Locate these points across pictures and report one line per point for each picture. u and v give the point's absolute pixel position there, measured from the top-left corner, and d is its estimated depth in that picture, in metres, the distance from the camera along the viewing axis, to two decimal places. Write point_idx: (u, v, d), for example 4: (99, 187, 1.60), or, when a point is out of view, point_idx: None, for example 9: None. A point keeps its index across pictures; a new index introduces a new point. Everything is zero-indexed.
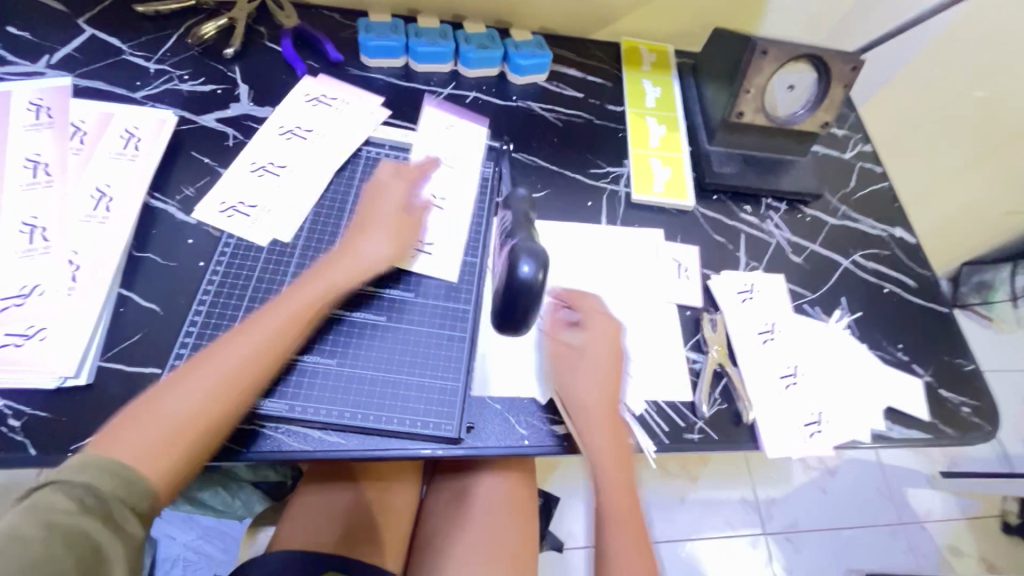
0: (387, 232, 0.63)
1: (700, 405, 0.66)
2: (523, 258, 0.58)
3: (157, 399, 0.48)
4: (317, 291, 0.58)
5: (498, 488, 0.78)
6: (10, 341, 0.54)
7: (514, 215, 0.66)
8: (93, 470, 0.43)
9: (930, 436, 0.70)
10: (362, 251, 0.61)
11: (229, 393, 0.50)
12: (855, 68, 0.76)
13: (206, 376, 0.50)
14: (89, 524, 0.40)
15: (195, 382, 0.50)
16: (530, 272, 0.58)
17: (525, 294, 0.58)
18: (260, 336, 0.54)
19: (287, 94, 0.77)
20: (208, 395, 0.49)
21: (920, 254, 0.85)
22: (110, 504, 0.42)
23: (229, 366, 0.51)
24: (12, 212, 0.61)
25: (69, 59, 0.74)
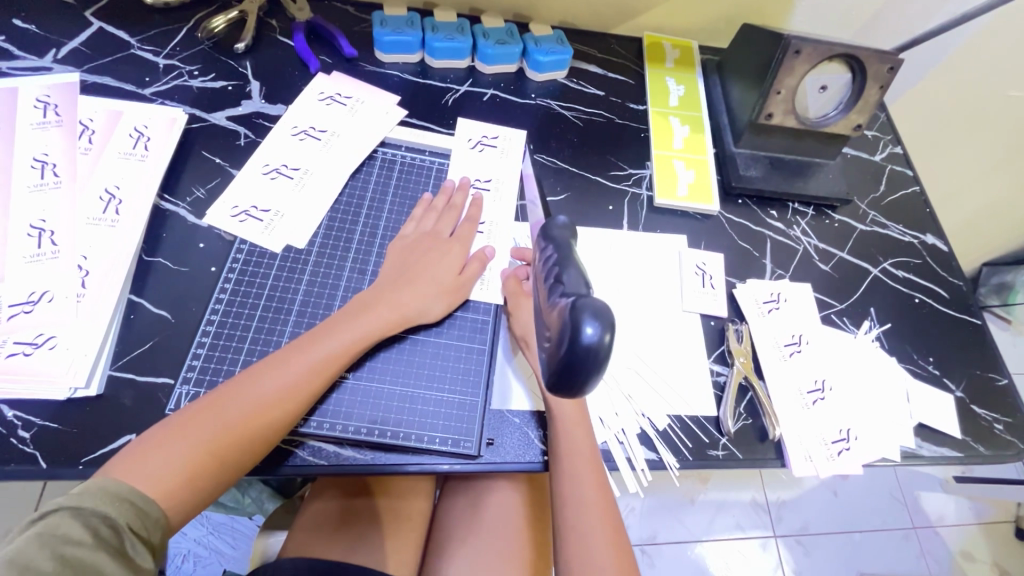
0: (443, 286, 0.62)
1: (725, 420, 0.64)
2: (584, 314, 0.35)
3: (212, 408, 0.49)
4: (380, 314, 0.57)
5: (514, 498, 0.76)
6: (19, 350, 0.53)
7: (559, 249, 0.42)
8: (113, 494, 0.43)
9: (961, 453, 0.68)
10: (415, 298, 0.60)
11: (278, 414, 0.51)
12: (893, 69, 0.72)
13: (246, 400, 0.50)
14: (102, 560, 0.40)
15: (247, 396, 0.50)
16: (597, 335, 0.35)
17: (590, 372, 0.36)
18: (316, 355, 0.54)
19: (300, 92, 0.75)
20: (259, 411, 0.50)
21: (952, 262, 0.82)
22: (125, 538, 0.42)
23: (283, 383, 0.52)
24: (20, 214, 0.59)
25: (76, 53, 0.72)
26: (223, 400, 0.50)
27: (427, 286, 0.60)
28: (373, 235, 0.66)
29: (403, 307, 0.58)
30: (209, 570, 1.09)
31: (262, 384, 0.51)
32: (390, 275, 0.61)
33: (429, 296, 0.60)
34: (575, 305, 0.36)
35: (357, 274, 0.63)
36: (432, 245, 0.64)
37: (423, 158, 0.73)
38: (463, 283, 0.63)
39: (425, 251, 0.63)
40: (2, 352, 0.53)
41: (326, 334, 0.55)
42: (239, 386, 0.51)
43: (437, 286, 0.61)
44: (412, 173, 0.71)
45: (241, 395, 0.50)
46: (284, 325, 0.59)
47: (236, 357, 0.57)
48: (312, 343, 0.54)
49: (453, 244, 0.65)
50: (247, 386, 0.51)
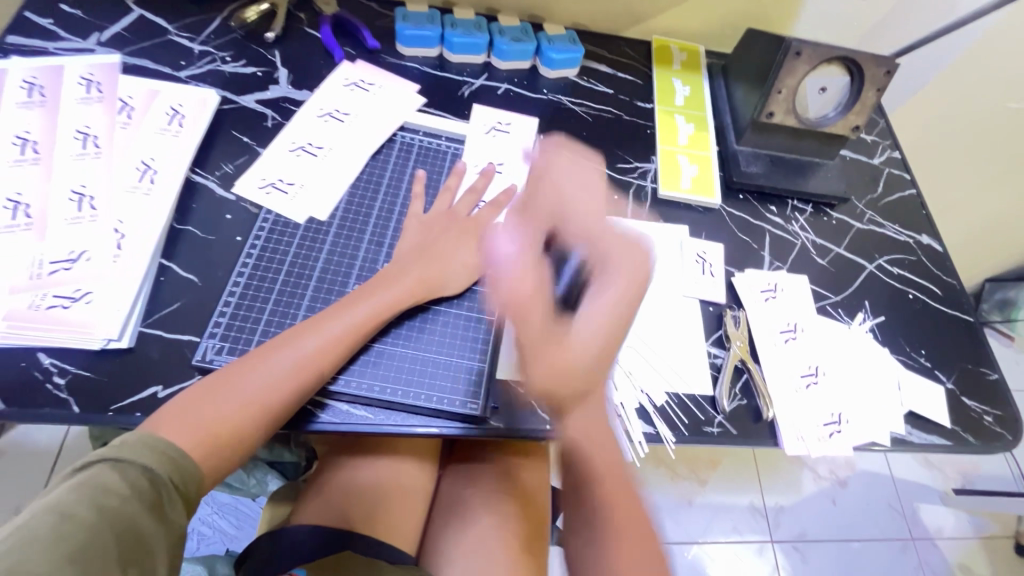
0: (467, 261, 0.66)
1: (720, 399, 0.66)
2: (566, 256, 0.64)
3: (241, 372, 0.53)
4: (400, 288, 0.60)
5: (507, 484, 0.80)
6: (58, 303, 0.57)
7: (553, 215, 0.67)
8: (152, 447, 0.46)
9: (951, 442, 0.70)
10: (439, 274, 0.63)
11: (306, 378, 0.54)
12: (889, 73, 0.76)
13: (271, 365, 0.53)
14: (140, 511, 0.43)
15: (278, 361, 0.54)
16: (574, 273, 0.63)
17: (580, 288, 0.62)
18: (339, 326, 0.57)
19: (326, 79, 0.79)
20: (286, 376, 0.53)
21: (947, 262, 0.85)
22: (162, 490, 0.45)
23: (310, 350, 0.55)
24: (63, 181, 0.63)
25: (118, 37, 0.77)
26: (252, 365, 0.53)
27: (444, 262, 0.64)
28: (391, 211, 0.69)
29: (420, 283, 0.62)
30: (212, 549, 1.11)
31: (288, 352, 0.54)
32: (412, 251, 0.64)
33: (453, 271, 0.64)
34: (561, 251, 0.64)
35: (375, 247, 0.66)
36: (452, 226, 0.68)
37: (439, 143, 0.77)
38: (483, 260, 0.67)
39: (445, 230, 0.67)
40: (42, 304, 0.56)
41: (348, 306, 0.58)
42: (267, 354, 0.54)
43: (458, 263, 0.65)
44: (429, 157, 0.75)
45: (268, 363, 0.54)
46: (305, 290, 0.62)
47: (259, 317, 0.60)
48: (337, 314, 0.57)
49: (467, 224, 0.68)
50: (277, 352, 0.54)
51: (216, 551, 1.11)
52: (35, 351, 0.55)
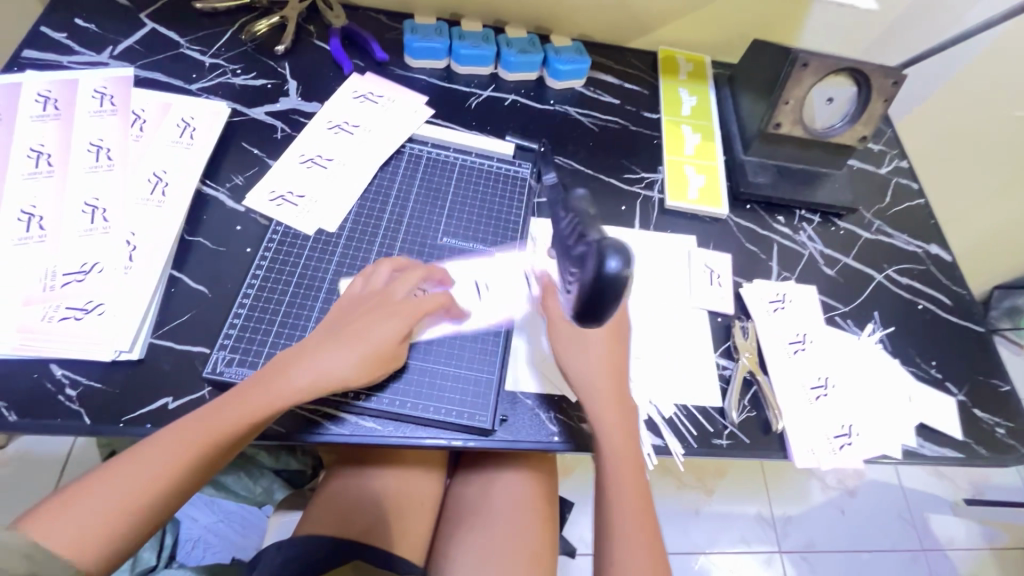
0: (389, 338, 0.57)
1: (729, 411, 0.66)
2: (608, 252, 0.48)
3: (125, 465, 0.50)
4: (297, 380, 0.54)
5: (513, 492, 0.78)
6: (71, 314, 0.57)
7: (579, 215, 0.55)
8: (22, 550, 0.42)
9: (963, 455, 0.69)
10: (345, 357, 0.55)
11: (188, 473, 0.51)
12: (897, 84, 0.76)
13: (161, 455, 0.50)
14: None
15: (162, 454, 0.50)
16: (618, 267, 0.47)
17: (612, 296, 0.48)
18: (224, 420, 0.52)
19: (335, 92, 0.80)
20: (167, 470, 0.50)
21: (956, 272, 0.84)
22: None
23: (188, 448, 0.51)
24: (76, 193, 0.64)
25: (131, 51, 0.78)
26: (135, 456, 0.50)
27: (366, 340, 0.56)
28: (399, 223, 0.70)
29: (324, 371, 0.54)
30: (218, 557, 1.10)
31: (181, 443, 0.51)
32: (333, 330, 0.57)
33: (365, 353, 0.56)
34: (601, 248, 0.48)
35: (384, 259, 0.67)
36: (381, 301, 0.60)
37: (447, 154, 0.77)
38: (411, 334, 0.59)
39: (371, 306, 0.59)
40: (55, 316, 0.57)
41: (240, 398, 0.53)
42: (150, 447, 0.51)
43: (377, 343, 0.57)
44: (437, 168, 0.75)
45: (158, 453, 0.50)
46: (314, 302, 0.63)
47: (269, 328, 0.60)
48: (223, 406, 0.53)
49: (401, 302, 0.60)
50: (161, 446, 0.51)
51: (222, 558, 1.10)
52: (47, 362, 0.56)
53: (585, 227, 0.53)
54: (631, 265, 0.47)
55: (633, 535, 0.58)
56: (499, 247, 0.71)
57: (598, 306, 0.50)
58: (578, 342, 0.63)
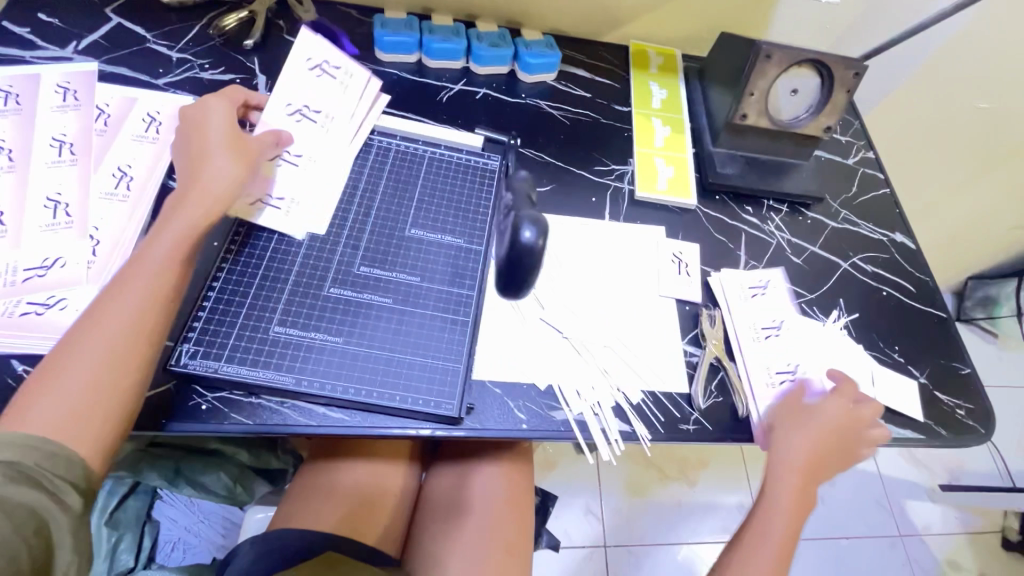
0: (234, 151, 0.61)
1: (696, 397, 0.67)
2: (523, 221, 0.45)
3: (50, 372, 0.47)
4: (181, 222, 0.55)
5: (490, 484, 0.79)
6: (32, 310, 0.57)
7: None
8: (14, 442, 0.43)
9: (924, 437, 0.71)
10: (208, 166, 0.59)
11: (131, 340, 0.50)
12: (859, 74, 0.77)
13: (93, 340, 0.49)
14: (26, 497, 0.41)
15: (85, 345, 0.48)
16: None
17: (528, 264, 0.45)
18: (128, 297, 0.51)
19: (287, 58, 0.71)
20: (105, 355, 0.48)
21: (920, 259, 0.86)
22: (43, 478, 0.43)
23: (112, 328, 0.49)
24: (37, 187, 0.63)
25: (95, 46, 0.77)
26: (60, 360, 0.48)
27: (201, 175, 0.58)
28: (366, 216, 0.70)
29: (215, 176, 0.58)
30: (198, 557, 1.09)
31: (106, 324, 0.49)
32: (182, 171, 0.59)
33: (223, 157, 0.59)
34: (516, 216, 0.46)
35: (350, 249, 0.67)
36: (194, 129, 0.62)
37: (416, 147, 0.77)
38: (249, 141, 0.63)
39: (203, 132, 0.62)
40: (15, 311, 0.56)
41: (129, 278, 0.52)
42: (70, 348, 0.48)
43: (219, 146, 0.60)
44: (406, 161, 0.76)
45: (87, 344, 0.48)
46: (280, 293, 0.63)
47: (234, 321, 0.60)
48: (119, 290, 0.51)
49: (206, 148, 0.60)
50: (79, 342, 0.49)
51: (202, 559, 1.10)
52: (8, 358, 0.55)
53: None
54: None
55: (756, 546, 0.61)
56: (467, 237, 0.71)
57: (516, 278, 0.47)
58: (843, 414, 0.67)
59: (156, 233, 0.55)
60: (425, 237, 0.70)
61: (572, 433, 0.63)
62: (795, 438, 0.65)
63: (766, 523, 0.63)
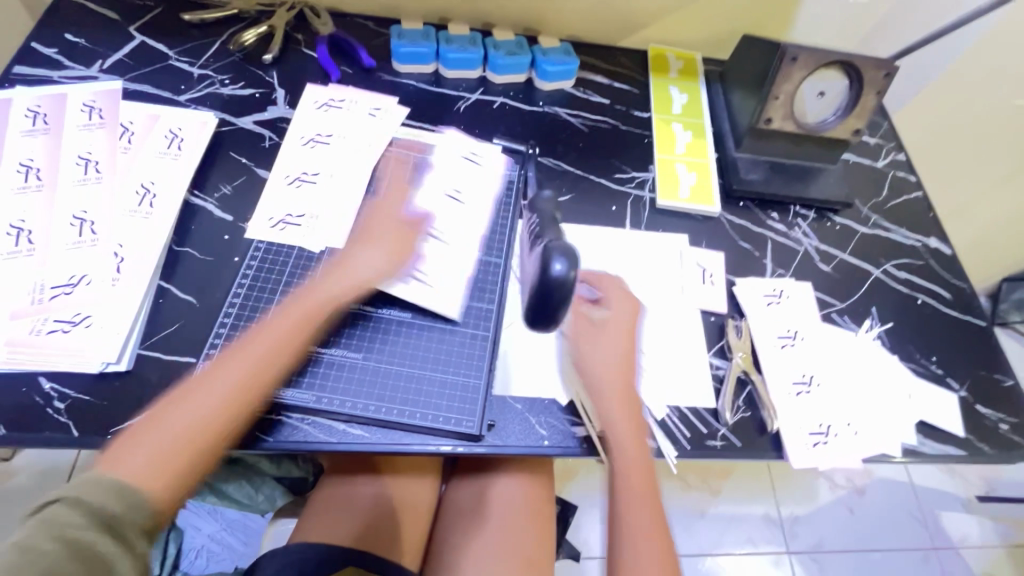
0: (380, 244, 0.65)
1: (723, 412, 0.65)
2: (554, 255, 0.53)
3: (159, 420, 0.50)
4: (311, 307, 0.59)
5: (509, 494, 0.78)
6: (59, 327, 0.57)
7: (541, 216, 0.62)
8: (107, 486, 0.44)
9: (966, 452, 0.68)
10: (352, 266, 0.62)
11: (234, 398, 0.52)
12: (889, 75, 0.75)
13: (205, 392, 0.52)
14: (99, 547, 0.41)
15: (195, 400, 0.51)
16: (563, 270, 0.52)
17: (559, 295, 0.52)
18: (244, 362, 0.54)
19: (297, 103, 0.79)
20: (211, 411, 0.51)
21: (956, 265, 0.83)
22: (121, 527, 0.43)
23: (228, 383, 0.53)
24: (65, 206, 0.64)
25: (120, 64, 0.79)
26: (170, 410, 0.50)
27: (380, 262, 0.63)
28: None
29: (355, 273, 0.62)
30: (221, 566, 1.09)
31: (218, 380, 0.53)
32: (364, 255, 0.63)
33: (373, 255, 0.63)
34: (549, 252, 0.54)
35: None
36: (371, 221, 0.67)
37: (433, 158, 0.77)
38: (403, 236, 0.66)
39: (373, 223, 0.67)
40: (42, 329, 0.57)
41: (256, 341, 0.56)
42: (180, 398, 0.51)
43: (379, 243, 0.65)
44: (424, 173, 0.75)
45: (199, 395, 0.51)
46: None
47: None
48: (238, 354, 0.54)
49: (388, 240, 0.65)
50: (190, 395, 0.51)
51: (224, 568, 1.09)
52: (36, 376, 0.56)
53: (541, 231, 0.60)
54: (575, 268, 0.53)
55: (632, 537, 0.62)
56: (486, 250, 0.71)
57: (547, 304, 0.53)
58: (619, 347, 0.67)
59: (285, 310, 0.59)
60: (439, 247, 0.68)
61: (594, 450, 0.62)
62: (616, 431, 0.62)
63: (630, 515, 0.63)
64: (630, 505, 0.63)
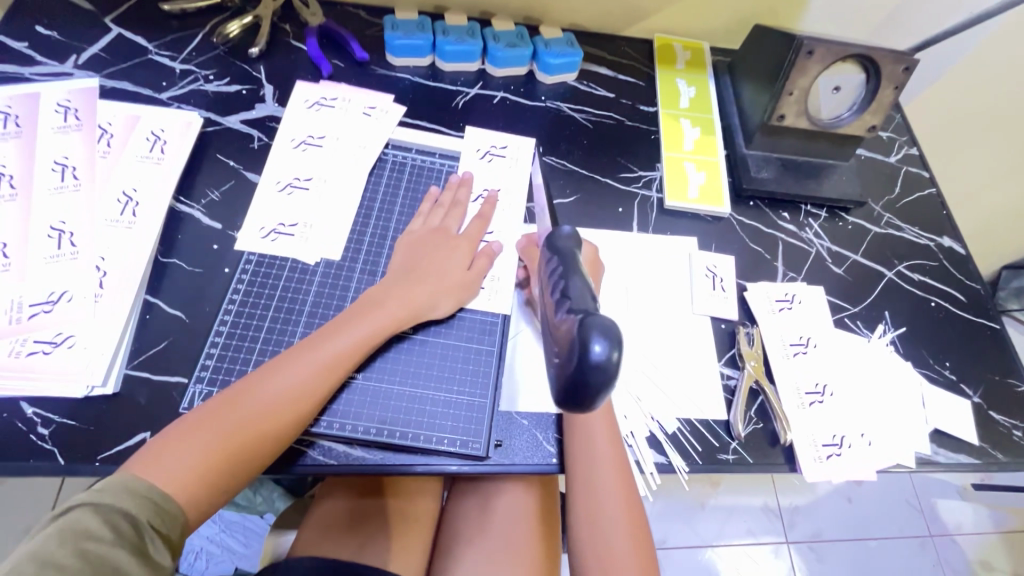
0: (448, 282, 0.62)
1: (735, 424, 0.63)
2: (592, 332, 0.37)
3: (219, 414, 0.49)
4: (370, 324, 0.56)
5: (515, 495, 0.76)
6: (40, 348, 0.54)
7: (563, 261, 0.45)
8: (133, 491, 0.43)
9: (980, 461, 0.67)
10: (419, 297, 0.59)
11: (276, 413, 0.50)
12: (909, 70, 0.71)
13: (247, 402, 0.50)
14: (121, 557, 0.40)
15: (252, 401, 0.50)
16: (605, 352, 0.36)
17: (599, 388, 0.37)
18: (306, 370, 0.53)
19: (287, 101, 0.75)
20: (268, 416, 0.50)
21: (970, 265, 0.81)
22: (145, 535, 0.42)
23: (272, 395, 0.51)
24: (41, 216, 0.60)
25: (96, 59, 0.74)
26: (229, 405, 0.50)
27: (437, 287, 0.61)
28: (382, 238, 0.66)
29: (420, 301, 0.59)
30: (220, 569, 1.08)
31: (260, 391, 0.51)
32: (414, 272, 0.61)
33: (439, 288, 0.61)
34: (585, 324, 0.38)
35: (368, 275, 0.64)
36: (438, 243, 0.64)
37: (432, 160, 0.73)
38: (469, 279, 0.63)
39: (432, 247, 0.63)
40: (22, 351, 0.54)
41: (303, 354, 0.53)
42: (239, 396, 0.50)
43: (444, 279, 0.61)
44: (422, 175, 0.72)
45: (241, 405, 0.50)
46: (295, 327, 0.60)
47: (249, 356, 0.57)
48: (297, 361, 0.53)
49: (444, 261, 0.62)
50: (248, 394, 0.51)
51: (224, 570, 1.08)
52: (17, 401, 0.53)
53: (568, 283, 0.43)
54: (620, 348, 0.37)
55: (601, 520, 0.57)
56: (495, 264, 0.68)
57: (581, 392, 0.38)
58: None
59: (339, 324, 0.56)
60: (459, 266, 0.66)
61: None
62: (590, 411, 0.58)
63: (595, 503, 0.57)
64: (596, 490, 0.57)
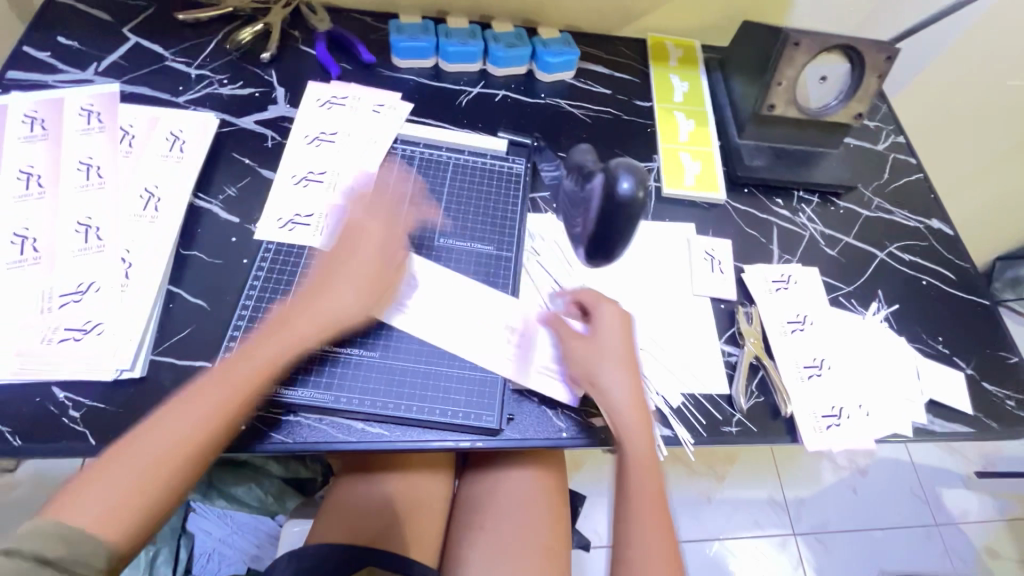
0: (373, 259, 0.61)
1: (737, 398, 0.66)
2: (621, 173, 0.56)
3: (138, 440, 0.49)
4: (296, 331, 0.56)
5: (523, 466, 0.77)
6: (71, 335, 0.57)
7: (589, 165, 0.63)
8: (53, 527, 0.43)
9: (975, 430, 0.69)
10: (341, 280, 0.59)
11: (197, 435, 0.50)
12: (890, 58, 0.75)
13: (163, 431, 0.49)
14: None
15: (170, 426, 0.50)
16: (631, 188, 0.55)
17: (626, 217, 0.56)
18: (229, 381, 0.52)
19: (300, 101, 0.78)
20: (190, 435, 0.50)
21: (959, 245, 0.84)
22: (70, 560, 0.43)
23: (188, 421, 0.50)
24: (69, 212, 0.63)
25: (115, 67, 0.77)
26: (147, 432, 0.49)
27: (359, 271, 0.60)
28: None
29: (344, 288, 0.59)
30: (234, 569, 1.05)
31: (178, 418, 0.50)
32: (356, 266, 0.61)
33: (368, 271, 0.60)
34: (613, 169, 0.57)
35: None
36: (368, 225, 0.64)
37: (439, 153, 0.76)
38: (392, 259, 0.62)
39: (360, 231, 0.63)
40: (54, 338, 0.56)
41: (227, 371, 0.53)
42: (157, 420, 0.50)
43: (370, 259, 0.61)
44: (430, 168, 0.75)
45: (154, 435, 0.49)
46: None
47: None
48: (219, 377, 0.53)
49: (377, 254, 0.62)
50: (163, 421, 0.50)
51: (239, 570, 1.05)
52: (50, 386, 0.55)
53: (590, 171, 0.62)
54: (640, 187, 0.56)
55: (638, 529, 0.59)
56: (496, 243, 0.71)
57: (612, 228, 0.58)
58: (607, 358, 0.61)
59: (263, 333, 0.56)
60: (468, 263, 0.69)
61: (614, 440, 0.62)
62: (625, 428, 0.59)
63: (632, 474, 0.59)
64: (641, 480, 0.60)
